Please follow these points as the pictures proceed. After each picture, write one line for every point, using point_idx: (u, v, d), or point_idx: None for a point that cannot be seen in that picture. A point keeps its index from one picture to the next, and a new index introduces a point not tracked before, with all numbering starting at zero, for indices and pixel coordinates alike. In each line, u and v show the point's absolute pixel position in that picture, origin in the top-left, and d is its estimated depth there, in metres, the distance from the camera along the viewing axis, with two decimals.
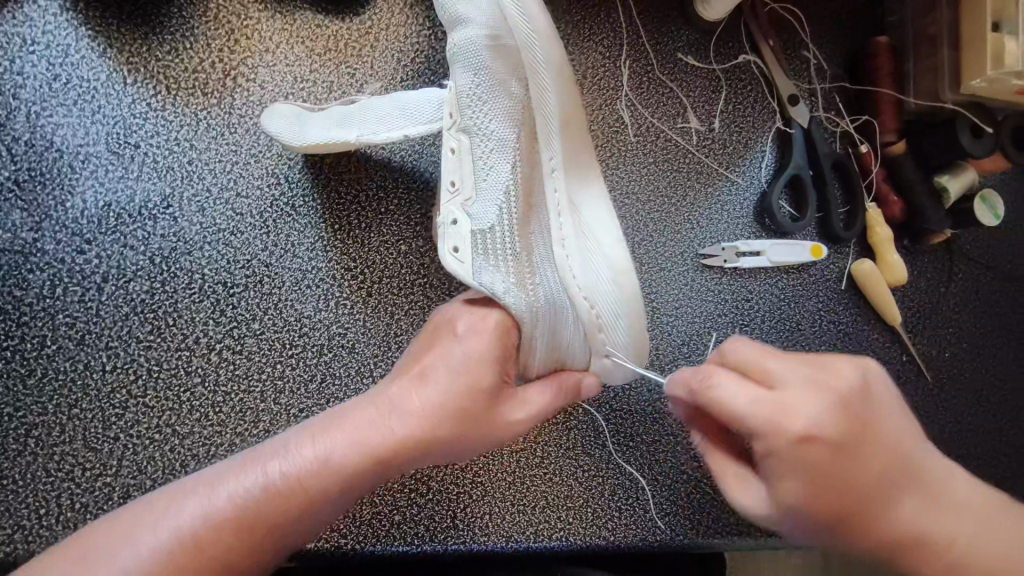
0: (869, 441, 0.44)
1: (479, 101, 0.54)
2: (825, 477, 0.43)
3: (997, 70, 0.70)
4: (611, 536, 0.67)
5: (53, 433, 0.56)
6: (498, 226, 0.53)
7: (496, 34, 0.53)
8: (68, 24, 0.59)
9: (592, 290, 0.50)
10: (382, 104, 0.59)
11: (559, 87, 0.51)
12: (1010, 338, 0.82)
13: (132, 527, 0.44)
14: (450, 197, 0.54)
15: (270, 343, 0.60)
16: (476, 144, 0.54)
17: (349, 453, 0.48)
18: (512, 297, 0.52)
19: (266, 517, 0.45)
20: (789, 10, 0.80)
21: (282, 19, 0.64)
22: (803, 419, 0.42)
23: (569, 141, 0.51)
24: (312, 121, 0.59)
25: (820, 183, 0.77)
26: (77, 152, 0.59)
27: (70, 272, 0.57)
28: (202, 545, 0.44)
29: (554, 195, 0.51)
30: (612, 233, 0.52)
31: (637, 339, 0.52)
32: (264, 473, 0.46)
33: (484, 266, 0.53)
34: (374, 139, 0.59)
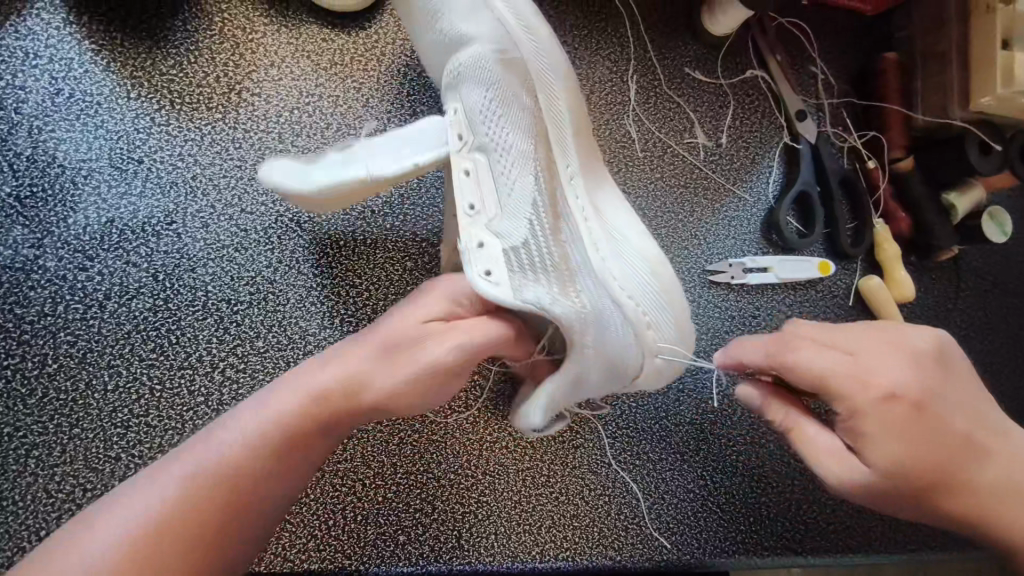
0: (950, 396, 0.46)
1: (495, 115, 0.53)
2: (915, 427, 0.44)
3: (1007, 87, 0.70)
4: (618, 556, 0.66)
5: (53, 453, 0.55)
6: (532, 238, 0.51)
7: (502, 45, 0.53)
8: (71, 38, 0.59)
9: (637, 293, 0.48)
10: (381, 143, 0.56)
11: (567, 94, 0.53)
12: (1018, 355, 0.82)
13: (87, 520, 0.41)
14: (470, 219, 0.52)
15: (274, 361, 0.60)
16: (496, 159, 0.53)
17: (298, 407, 0.47)
18: (559, 307, 0.50)
19: (225, 481, 0.43)
20: (797, 24, 0.80)
21: (288, 33, 0.63)
22: (884, 372, 0.45)
23: (580, 146, 0.53)
24: (312, 170, 0.55)
25: (828, 199, 0.76)
26: (80, 167, 0.58)
27: (72, 289, 0.57)
28: (159, 521, 0.41)
29: (578, 201, 0.51)
30: (633, 228, 0.53)
31: (682, 329, 0.50)
32: (218, 439, 0.45)
33: (522, 283, 0.50)
34: (385, 173, 0.54)
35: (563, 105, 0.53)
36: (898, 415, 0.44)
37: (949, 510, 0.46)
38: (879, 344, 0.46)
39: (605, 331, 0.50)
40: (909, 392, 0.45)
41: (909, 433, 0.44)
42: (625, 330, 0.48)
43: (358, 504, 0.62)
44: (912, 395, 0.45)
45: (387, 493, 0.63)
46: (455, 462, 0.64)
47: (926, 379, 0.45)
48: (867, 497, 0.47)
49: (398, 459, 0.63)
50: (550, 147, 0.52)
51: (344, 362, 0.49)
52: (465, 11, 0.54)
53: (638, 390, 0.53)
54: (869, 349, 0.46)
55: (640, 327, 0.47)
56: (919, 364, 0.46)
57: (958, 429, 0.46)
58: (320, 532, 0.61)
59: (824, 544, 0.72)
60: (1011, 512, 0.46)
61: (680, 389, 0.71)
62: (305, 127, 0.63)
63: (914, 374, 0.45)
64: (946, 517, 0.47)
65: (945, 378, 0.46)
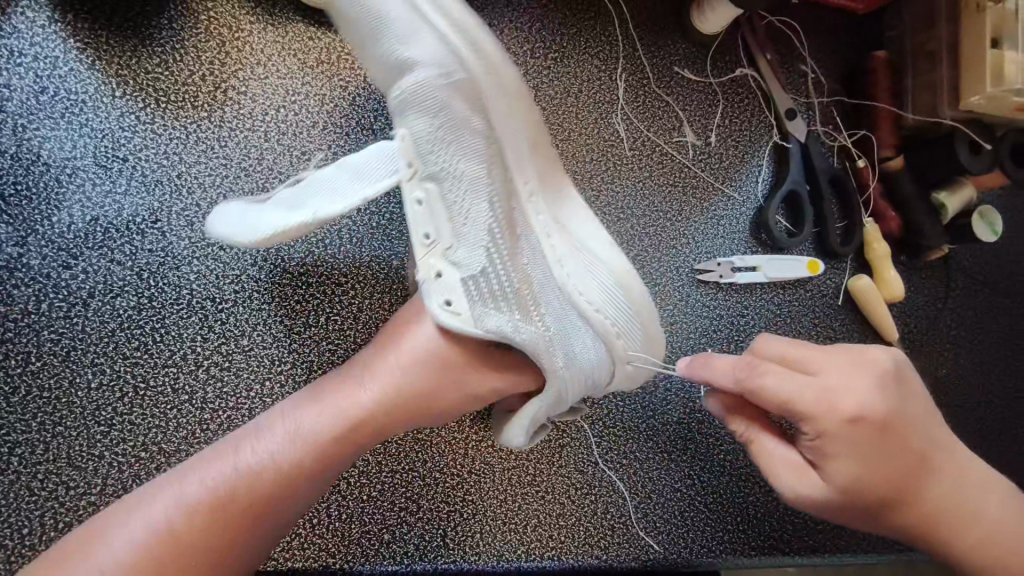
0: (908, 415, 0.47)
1: (441, 143, 0.50)
2: (876, 449, 0.45)
3: (996, 87, 0.69)
4: (604, 554, 0.66)
5: (37, 451, 0.55)
6: (490, 268, 0.50)
7: (443, 68, 0.49)
8: (56, 36, 0.58)
9: (602, 303, 0.49)
10: (331, 176, 0.54)
11: (512, 107, 0.49)
12: (1007, 355, 0.82)
13: (108, 526, 0.43)
14: (427, 249, 0.51)
15: (259, 359, 0.60)
16: (448, 189, 0.50)
17: (323, 424, 0.48)
18: (523, 333, 0.50)
19: (250, 500, 0.44)
20: (786, 23, 0.80)
21: (275, 31, 0.63)
22: (851, 398, 0.45)
23: (538, 162, 0.50)
24: (259, 215, 0.55)
25: (817, 198, 0.76)
26: (64, 165, 0.58)
27: (56, 288, 0.57)
28: (182, 536, 0.42)
29: (539, 218, 0.50)
30: (600, 238, 0.51)
31: (651, 339, 0.51)
32: (244, 456, 0.46)
33: (484, 312, 0.50)
34: (332, 211, 0.53)
35: (517, 124, 0.49)
36: (862, 439, 0.45)
37: (898, 519, 0.49)
38: (842, 365, 0.46)
39: (573, 347, 0.50)
40: (873, 416, 0.45)
41: (869, 454, 0.45)
42: (594, 342, 0.50)
43: (343, 503, 0.62)
44: (875, 419, 0.45)
45: (372, 492, 0.63)
46: (441, 460, 0.64)
47: (886, 398, 0.46)
48: (824, 510, 0.48)
49: (383, 458, 0.63)
50: (505, 166, 0.50)
51: (370, 377, 0.50)
52: (403, 30, 0.49)
53: (613, 388, 0.55)
54: (833, 370, 0.46)
55: (610, 341, 0.50)
56: (881, 383, 0.46)
57: (911, 445, 0.47)
58: (303, 531, 0.60)
59: (810, 543, 0.72)
60: (947, 516, 0.49)
61: (668, 388, 0.71)
62: (291, 125, 0.63)
63: (878, 395, 0.45)
64: (892, 524, 0.49)
65: (905, 397, 0.47)
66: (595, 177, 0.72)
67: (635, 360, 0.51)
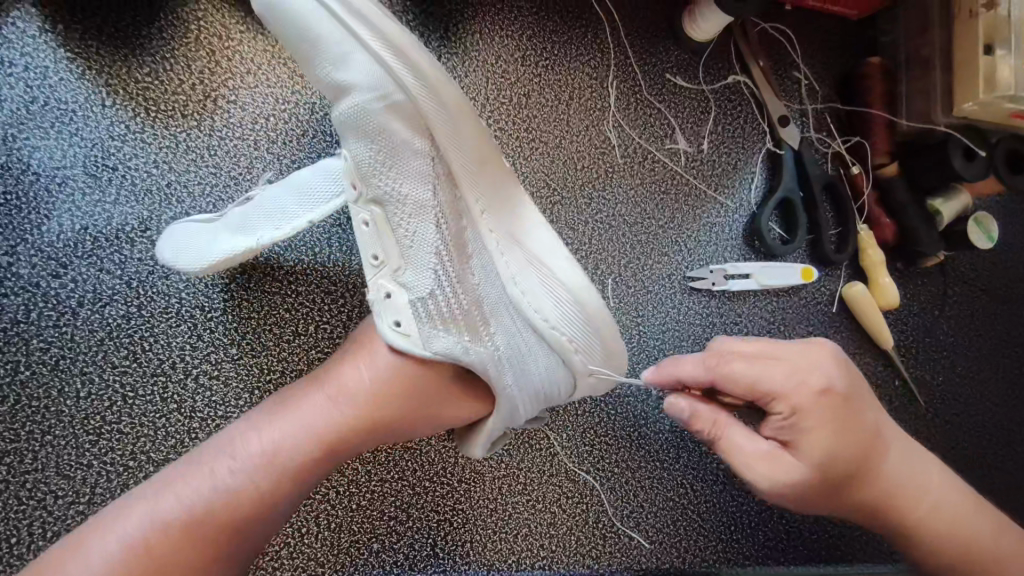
0: (863, 396, 0.52)
1: (383, 168, 0.49)
2: (842, 423, 0.50)
3: (989, 93, 0.69)
4: (596, 564, 0.66)
5: (25, 460, 0.55)
6: (439, 292, 0.49)
7: (378, 88, 0.46)
8: (46, 47, 0.59)
9: (560, 321, 0.46)
10: (279, 200, 0.56)
11: (459, 123, 0.46)
12: (1006, 362, 0.81)
13: (85, 540, 0.43)
14: (376, 271, 0.51)
15: (249, 367, 0.59)
16: (392, 212, 0.49)
17: (298, 440, 0.47)
18: (472, 356, 0.49)
19: (225, 517, 0.44)
20: (779, 29, 0.80)
21: (264, 41, 0.64)
22: (819, 374, 0.49)
23: (485, 177, 0.47)
24: (205, 238, 0.56)
25: (811, 205, 0.76)
26: (54, 175, 0.58)
27: (45, 297, 0.57)
28: (156, 553, 0.42)
29: (490, 236, 0.47)
30: (559, 253, 0.46)
31: (610, 350, 0.47)
32: (219, 472, 0.45)
33: (433, 334, 0.49)
34: (278, 236, 0.55)
35: (459, 138, 0.46)
36: (830, 413, 0.49)
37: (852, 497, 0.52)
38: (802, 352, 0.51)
39: (528, 366, 0.48)
40: (838, 392, 0.49)
41: (834, 429, 0.49)
42: (548, 360, 0.48)
43: (332, 512, 0.61)
44: (840, 394, 0.50)
45: (361, 501, 0.62)
46: (431, 469, 0.64)
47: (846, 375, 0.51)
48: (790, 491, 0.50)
49: (373, 467, 0.63)
50: (453, 183, 0.48)
51: (345, 389, 0.49)
52: (335, 54, 0.47)
53: (580, 395, 0.52)
54: (799, 356, 0.50)
55: (565, 355, 0.47)
56: (840, 363, 0.51)
57: (865, 426, 0.51)
58: (292, 541, 0.60)
59: (805, 552, 0.71)
60: (895, 490, 0.53)
61: (660, 396, 0.70)
62: (281, 134, 0.63)
63: (840, 374, 0.50)
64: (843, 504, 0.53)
65: (859, 379, 0.52)
66: (586, 185, 0.72)
67: (595, 373, 0.48)
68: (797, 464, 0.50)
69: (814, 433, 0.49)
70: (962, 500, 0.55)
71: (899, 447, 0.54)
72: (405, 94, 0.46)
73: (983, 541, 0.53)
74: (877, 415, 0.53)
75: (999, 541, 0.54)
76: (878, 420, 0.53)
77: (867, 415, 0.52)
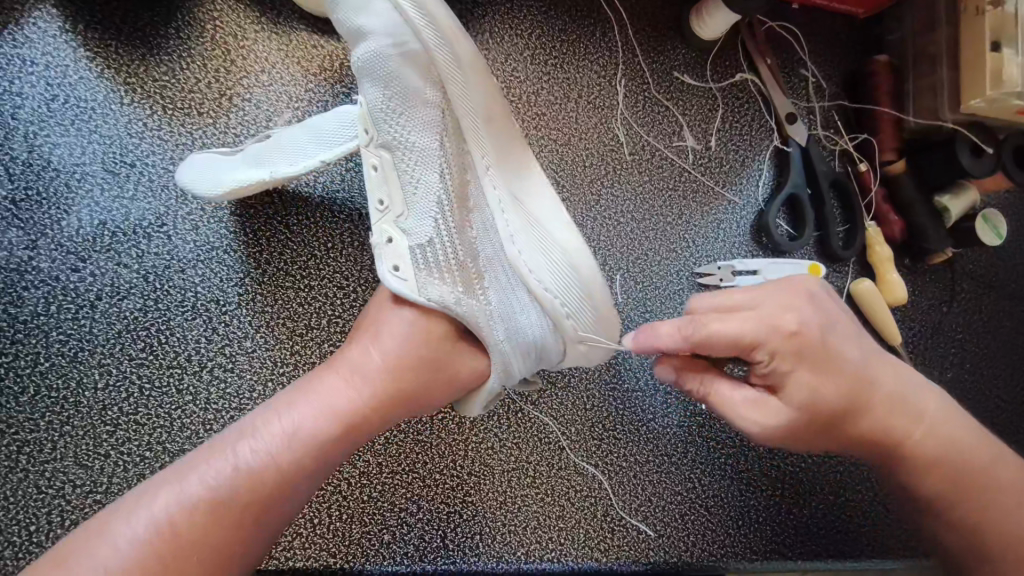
0: (843, 334, 0.50)
1: (394, 115, 0.53)
2: (823, 361, 0.49)
3: (996, 89, 0.69)
4: (604, 558, 0.66)
5: (45, 450, 0.56)
6: (437, 236, 0.52)
7: (398, 39, 0.51)
8: (67, 46, 0.60)
9: (552, 282, 0.49)
10: (294, 138, 0.58)
11: (475, 84, 0.50)
12: (1014, 359, 0.81)
13: (108, 525, 0.43)
14: (382, 216, 0.54)
15: (262, 361, 0.60)
16: (399, 158, 0.53)
17: (317, 423, 0.48)
18: (464, 306, 0.51)
19: (249, 499, 0.45)
20: (786, 28, 0.80)
21: (278, 40, 0.65)
22: (791, 316, 0.48)
23: (494, 137, 0.51)
24: (223, 162, 0.58)
25: (819, 202, 0.76)
26: (74, 171, 0.60)
27: (65, 290, 0.58)
28: (183, 536, 0.43)
29: (494, 193, 0.51)
30: (561, 218, 0.49)
31: (606, 319, 0.49)
32: (239, 455, 0.46)
33: (429, 280, 0.52)
34: (290, 172, 0.58)
35: (471, 98, 0.50)
36: (808, 353, 0.48)
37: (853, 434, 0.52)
38: (774, 295, 0.50)
39: (517, 322, 0.51)
40: (810, 330, 0.48)
41: (818, 365, 0.49)
42: (539, 318, 0.51)
43: (344, 503, 0.62)
44: (813, 333, 0.48)
45: (372, 492, 0.63)
46: (441, 462, 0.65)
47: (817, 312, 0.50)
48: (787, 435, 0.50)
49: (384, 459, 0.64)
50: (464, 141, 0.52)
51: (358, 371, 0.50)
52: (360, 4, 0.52)
53: (570, 361, 0.54)
54: (770, 300, 0.49)
55: (557, 318, 0.50)
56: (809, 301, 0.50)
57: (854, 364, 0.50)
58: (305, 531, 0.61)
59: (812, 547, 0.71)
60: (892, 420, 0.52)
61: (669, 391, 0.71)
62: None
63: (811, 312, 0.49)
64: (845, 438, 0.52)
65: (831, 313, 0.51)
66: (595, 181, 0.73)
67: (585, 340, 0.51)
68: (784, 407, 0.50)
69: (797, 374, 0.48)
70: (970, 436, 0.54)
71: (887, 373, 0.53)
72: (421, 44, 0.50)
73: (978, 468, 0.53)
74: (859, 348, 0.51)
75: (991, 465, 0.54)
76: (871, 356, 0.52)
77: (849, 350, 0.50)
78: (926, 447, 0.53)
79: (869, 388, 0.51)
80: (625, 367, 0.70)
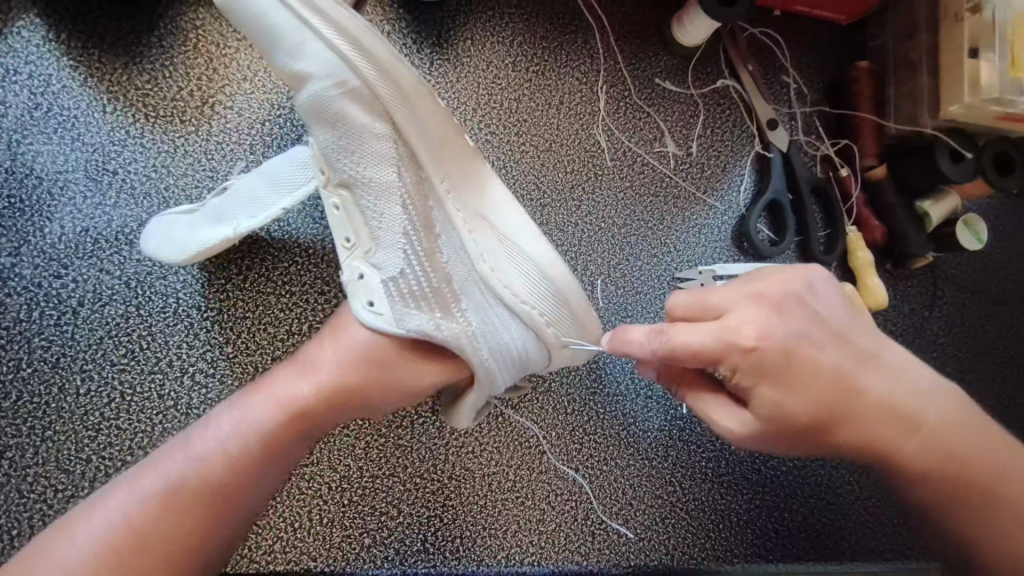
0: (823, 336, 0.48)
1: (348, 152, 0.53)
2: (797, 370, 0.47)
3: (974, 95, 0.70)
4: (584, 561, 0.67)
5: (27, 455, 0.56)
6: (409, 267, 0.52)
7: (339, 78, 0.51)
8: (50, 55, 0.61)
9: (528, 295, 0.50)
10: (253, 186, 0.59)
11: (423, 113, 0.52)
12: (996, 363, 0.82)
13: (69, 526, 0.44)
14: (351, 254, 0.54)
15: (243, 366, 0.61)
16: (360, 195, 0.53)
17: (270, 414, 0.49)
18: (445, 331, 0.51)
19: (204, 493, 0.46)
20: (768, 34, 0.81)
21: (260, 48, 0.65)
22: (754, 329, 0.46)
23: (451, 159, 0.52)
24: (187, 229, 0.58)
25: (799, 207, 0.77)
26: (57, 178, 0.60)
27: (47, 296, 0.59)
28: (137, 534, 0.44)
29: (458, 213, 0.52)
30: (526, 230, 0.51)
31: (583, 324, 0.51)
32: (194, 450, 0.47)
33: (404, 312, 0.52)
34: (254, 225, 0.58)
35: (422, 123, 0.52)
36: (779, 364, 0.46)
37: (849, 442, 0.49)
38: (745, 306, 0.47)
39: (499, 335, 0.51)
40: (772, 347, 0.46)
41: (793, 375, 0.47)
42: (521, 330, 0.51)
43: (325, 507, 0.63)
44: (775, 348, 0.46)
45: (353, 496, 0.64)
46: (421, 466, 0.66)
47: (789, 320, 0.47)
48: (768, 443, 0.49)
49: (365, 463, 0.64)
50: (421, 169, 0.52)
51: (313, 372, 0.51)
52: (296, 47, 0.52)
53: (556, 364, 0.55)
54: (737, 313, 0.47)
55: (539, 329, 0.51)
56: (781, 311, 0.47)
57: (837, 369, 0.47)
58: (285, 535, 0.62)
59: (793, 550, 0.72)
60: (891, 423, 0.49)
61: (650, 395, 0.72)
62: (276, 139, 0.65)
63: (782, 326, 0.47)
64: (841, 446, 0.50)
65: (809, 320, 0.48)
66: (576, 187, 0.73)
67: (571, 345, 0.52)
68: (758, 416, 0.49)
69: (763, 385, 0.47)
70: (974, 430, 0.51)
71: (881, 372, 0.49)
72: (364, 81, 0.51)
73: (980, 463, 0.51)
74: (843, 349, 0.48)
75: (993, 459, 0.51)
76: (861, 355, 0.49)
77: (826, 360, 0.47)
78: (929, 445, 0.50)
79: (857, 395, 0.48)
80: (606, 372, 0.71)
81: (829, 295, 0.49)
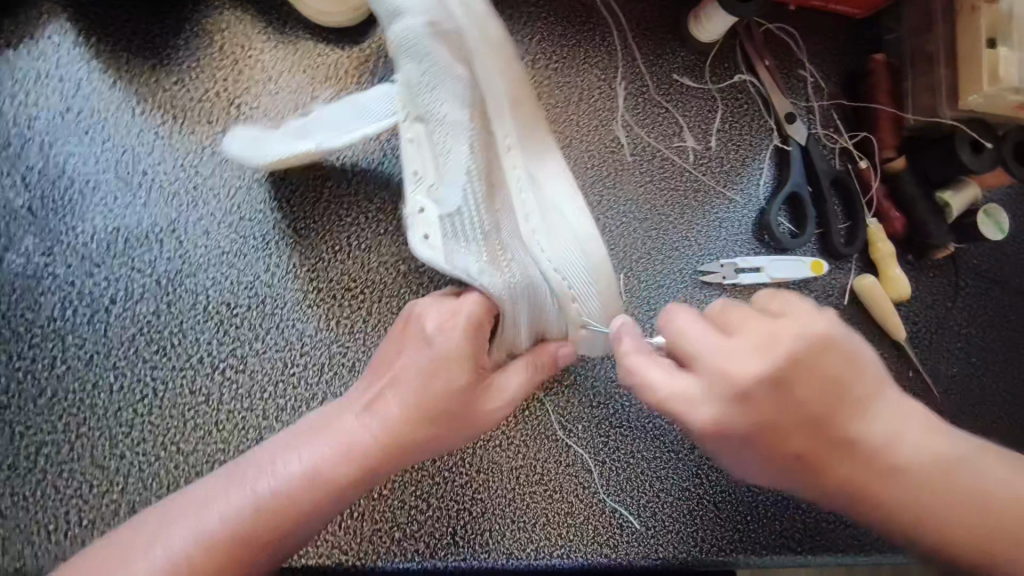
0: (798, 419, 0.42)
1: (429, 89, 0.55)
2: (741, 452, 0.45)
3: (993, 85, 0.70)
4: (613, 554, 0.67)
5: (62, 451, 0.57)
6: (466, 208, 0.54)
7: (432, 16, 0.53)
8: (81, 58, 0.63)
9: (563, 263, 0.52)
10: (342, 112, 0.62)
11: (500, 68, 0.52)
12: (1021, 353, 0.81)
13: (133, 545, 0.45)
14: (415, 187, 0.57)
15: (272, 362, 0.62)
16: (433, 131, 0.56)
17: (339, 460, 0.50)
18: (486, 277, 0.54)
19: (265, 535, 0.46)
20: (783, 29, 0.81)
21: (286, 49, 0.66)
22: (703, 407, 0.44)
23: (519, 119, 0.53)
24: (275, 139, 0.61)
25: (819, 199, 0.77)
26: (88, 179, 0.62)
27: (81, 294, 0.60)
28: (193, 568, 0.44)
29: (515, 172, 0.52)
30: (575, 204, 0.55)
31: (607, 306, 0.54)
32: (256, 486, 0.48)
33: (456, 250, 0.55)
34: (336, 144, 0.60)
35: (500, 81, 0.52)
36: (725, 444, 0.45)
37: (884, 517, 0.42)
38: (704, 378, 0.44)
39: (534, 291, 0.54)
40: (732, 426, 0.43)
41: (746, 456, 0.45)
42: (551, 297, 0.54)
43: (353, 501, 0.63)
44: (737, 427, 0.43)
45: (383, 490, 0.64)
46: (449, 460, 0.66)
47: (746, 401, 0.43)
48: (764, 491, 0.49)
49: None
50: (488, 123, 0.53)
51: (381, 415, 0.52)
52: None
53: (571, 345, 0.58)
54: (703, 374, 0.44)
55: (564, 301, 0.53)
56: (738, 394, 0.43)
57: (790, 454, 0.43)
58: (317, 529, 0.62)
59: (823, 542, 0.71)
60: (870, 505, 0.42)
61: None
62: None
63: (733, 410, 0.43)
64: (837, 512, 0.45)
65: (791, 402, 0.42)
66: (597, 182, 0.74)
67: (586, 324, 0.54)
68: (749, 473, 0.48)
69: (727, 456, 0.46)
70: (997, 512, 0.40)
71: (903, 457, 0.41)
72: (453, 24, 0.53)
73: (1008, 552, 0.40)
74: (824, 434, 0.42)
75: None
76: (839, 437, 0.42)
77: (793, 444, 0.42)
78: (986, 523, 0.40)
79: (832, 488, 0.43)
80: None
81: (816, 373, 0.42)
